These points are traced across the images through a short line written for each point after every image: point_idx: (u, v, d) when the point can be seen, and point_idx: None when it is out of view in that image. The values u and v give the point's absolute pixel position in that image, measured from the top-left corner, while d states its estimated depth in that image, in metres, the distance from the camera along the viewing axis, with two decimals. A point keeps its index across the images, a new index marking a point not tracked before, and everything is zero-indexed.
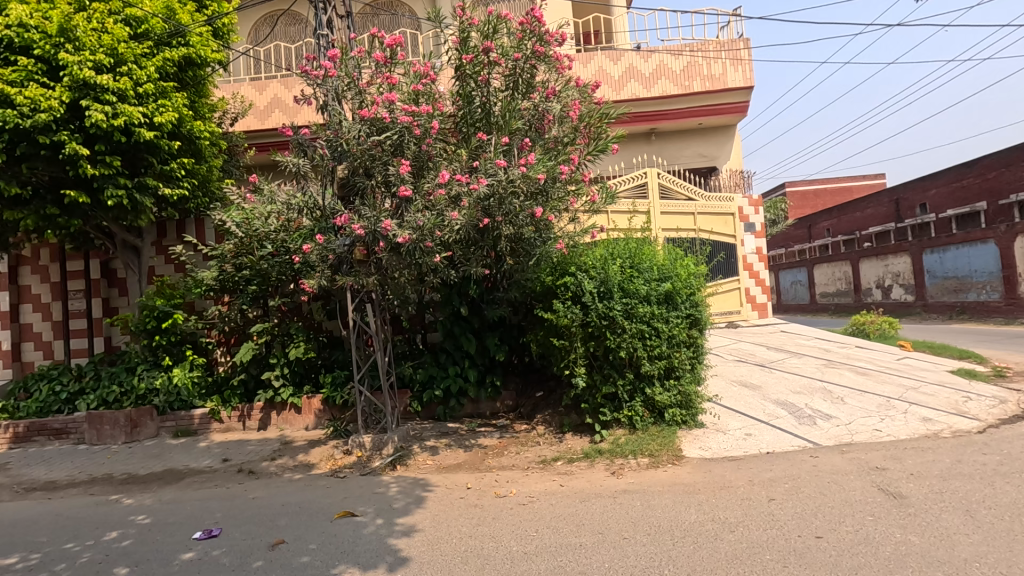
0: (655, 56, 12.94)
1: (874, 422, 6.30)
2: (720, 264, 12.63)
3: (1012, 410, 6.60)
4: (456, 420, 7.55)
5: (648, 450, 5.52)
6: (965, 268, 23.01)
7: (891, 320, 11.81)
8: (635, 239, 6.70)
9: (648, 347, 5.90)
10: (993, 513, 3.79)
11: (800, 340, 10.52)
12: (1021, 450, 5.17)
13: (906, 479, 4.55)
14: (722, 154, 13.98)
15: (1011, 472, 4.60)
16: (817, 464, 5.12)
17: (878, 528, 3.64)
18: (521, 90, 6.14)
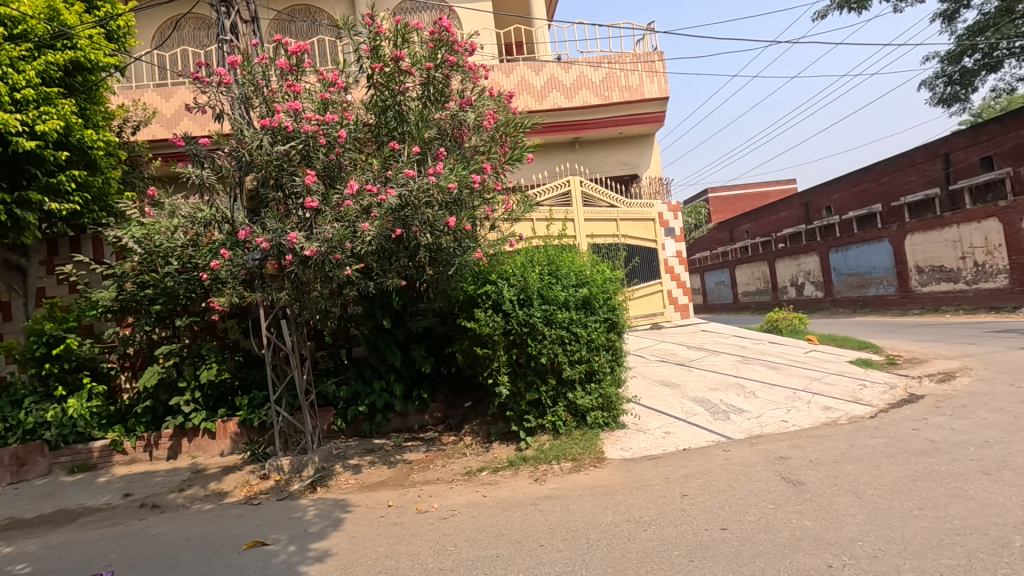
0: (575, 67, 13.39)
1: (782, 413, 6.69)
2: (643, 268, 13.09)
3: (900, 395, 7.21)
4: (383, 436, 7.36)
5: (571, 454, 5.60)
6: (865, 265, 24.97)
7: (801, 316, 12.61)
8: (555, 245, 6.80)
9: (568, 352, 5.99)
10: (877, 493, 4.10)
11: (718, 339, 11.06)
12: (906, 431, 5.65)
13: (806, 466, 4.86)
14: (643, 162, 14.51)
15: (896, 453, 5.01)
16: (728, 457, 5.37)
17: (777, 515, 3.84)
18: (433, 99, 6.14)
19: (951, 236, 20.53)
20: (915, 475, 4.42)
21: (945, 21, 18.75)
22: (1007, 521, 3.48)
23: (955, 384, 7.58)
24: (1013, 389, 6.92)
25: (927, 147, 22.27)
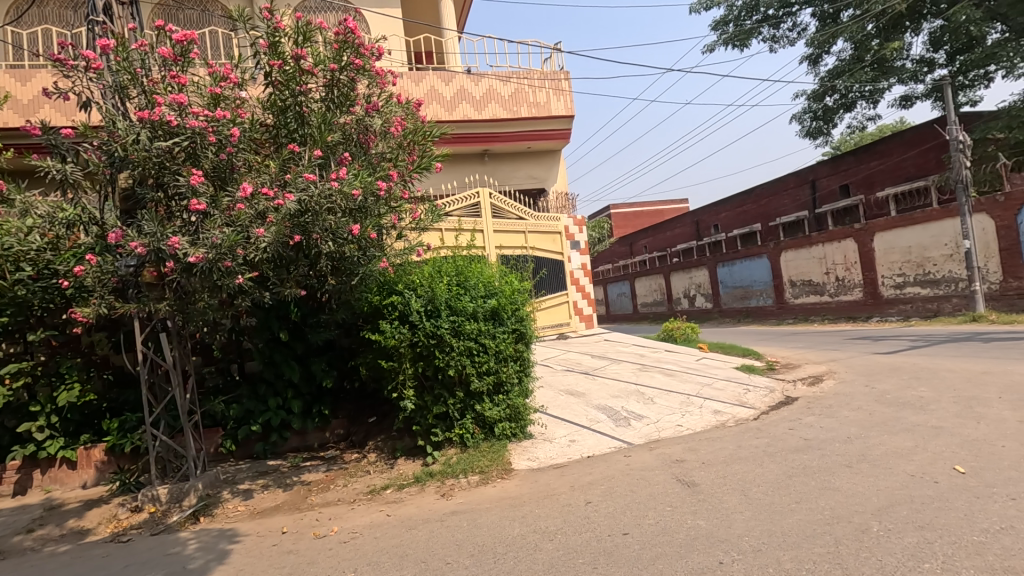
0: (484, 80, 13.52)
1: (677, 417, 7.09)
2: (549, 279, 13.39)
3: (778, 398, 7.92)
4: (278, 456, 6.88)
5: (479, 467, 5.55)
6: (748, 278, 27.34)
7: (693, 325, 13.51)
8: (464, 256, 6.75)
9: (476, 363, 5.95)
10: (761, 490, 4.44)
11: (620, 348, 11.58)
12: (784, 431, 6.20)
13: (699, 468, 5.16)
14: (550, 176, 14.91)
15: (776, 451, 5.48)
16: (629, 462, 5.58)
17: (674, 517, 4.03)
18: (337, 102, 5.89)
19: (818, 254, 23.04)
20: (792, 471, 4.85)
21: (810, 64, 21.21)
22: (867, 509, 3.90)
23: (822, 386, 8.47)
24: (869, 389, 7.84)
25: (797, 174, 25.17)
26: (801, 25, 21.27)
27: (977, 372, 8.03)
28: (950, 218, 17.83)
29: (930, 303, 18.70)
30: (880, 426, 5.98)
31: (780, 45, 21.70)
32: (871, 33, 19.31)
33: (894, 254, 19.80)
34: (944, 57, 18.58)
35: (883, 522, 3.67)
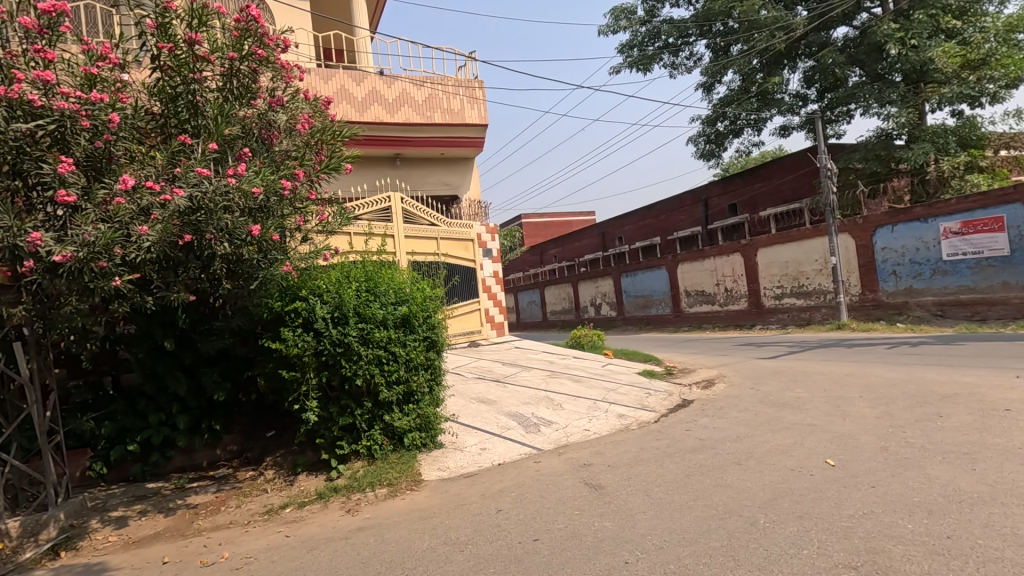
0: (397, 83, 13.27)
1: (585, 422, 7.31)
2: (460, 287, 13.33)
3: (676, 401, 8.42)
4: (159, 478, 6.23)
5: (387, 479, 5.36)
6: (648, 288, 28.91)
7: (599, 332, 14.02)
8: (374, 261, 6.53)
9: (385, 372, 5.76)
10: (662, 490, 4.66)
11: (529, 355, 11.77)
12: (681, 432, 6.59)
13: (605, 471, 5.33)
14: (463, 183, 14.91)
15: (675, 452, 5.80)
16: (539, 468, 5.65)
17: (583, 520, 4.12)
18: (237, 93, 5.51)
19: (710, 266, 24.88)
20: (689, 470, 5.16)
21: (704, 91, 22.96)
22: (755, 502, 4.22)
23: (714, 389, 9.10)
24: (754, 392, 8.54)
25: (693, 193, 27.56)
26: (697, 55, 23.01)
27: (842, 375, 9.03)
28: (820, 236, 19.95)
29: (803, 312, 20.76)
30: (764, 425, 6.54)
31: (679, 71, 23.31)
32: (756, 68, 21.19)
33: (774, 267, 21.83)
34: (815, 94, 20.85)
35: (769, 514, 4.00)
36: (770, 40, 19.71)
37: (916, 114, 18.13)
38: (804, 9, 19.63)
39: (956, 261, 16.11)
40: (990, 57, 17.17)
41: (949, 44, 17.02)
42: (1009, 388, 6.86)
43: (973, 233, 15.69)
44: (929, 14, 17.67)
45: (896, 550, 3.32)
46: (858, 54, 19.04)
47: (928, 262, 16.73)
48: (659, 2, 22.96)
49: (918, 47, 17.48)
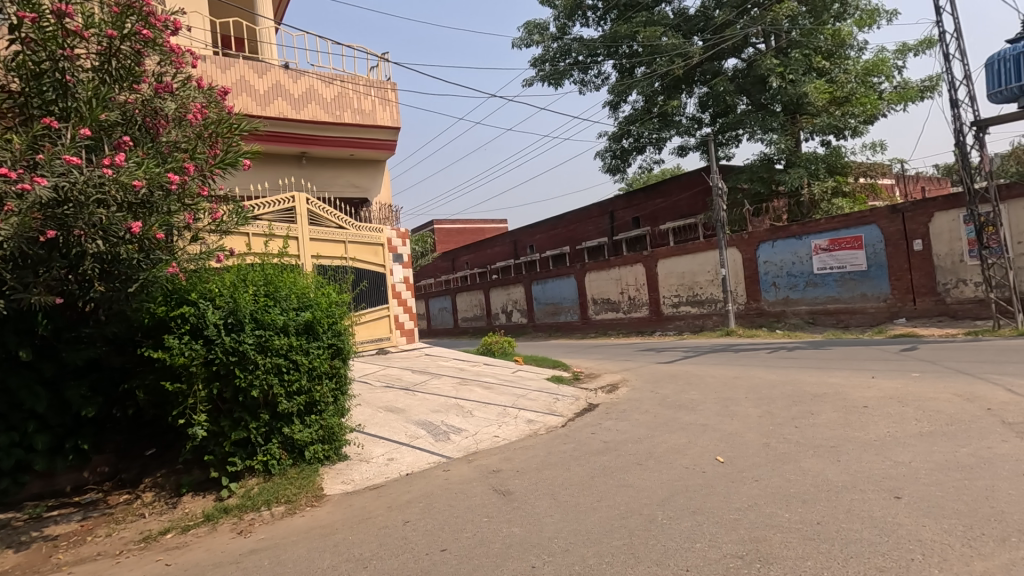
0: (304, 78, 12.66)
1: (495, 428, 7.34)
2: (368, 292, 12.92)
3: (582, 405, 8.70)
4: (9, 509, 5.43)
5: (285, 496, 5.04)
6: (557, 295, 29.70)
7: (510, 339, 14.17)
8: (274, 264, 6.14)
9: (285, 381, 5.43)
10: (568, 493, 4.78)
11: (439, 362, 11.64)
12: (587, 436, 6.80)
13: (513, 477, 5.37)
14: (374, 186, 14.51)
15: (581, 455, 5.97)
16: (447, 477, 5.58)
17: (490, 527, 4.12)
18: (116, 76, 5.01)
19: (614, 275, 26.03)
20: (594, 472, 5.33)
21: (611, 109, 24.10)
22: (654, 500, 4.44)
23: (618, 393, 9.49)
24: (653, 395, 9.01)
25: (600, 205, 28.98)
26: (605, 74, 24.11)
27: (731, 377, 9.78)
28: (712, 250, 21.57)
29: (697, 319, 22.28)
30: (662, 426, 6.91)
31: (588, 88, 24.29)
32: (657, 90, 22.58)
33: (672, 277, 23.27)
34: (709, 119, 22.54)
35: (666, 511, 4.21)
36: (670, 65, 21.05)
37: (792, 142, 20.15)
38: (700, 39, 21.13)
39: (826, 274, 18.03)
40: (851, 96, 19.66)
41: (820, 82, 19.10)
42: (866, 388, 7.78)
43: (839, 250, 17.65)
44: (804, 54, 19.71)
45: (776, 537, 3.63)
46: (745, 84, 20.81)
47: (803, 275, 18.60)
48: (570, 20, 23.82)
49: (795, 82, 19.49)
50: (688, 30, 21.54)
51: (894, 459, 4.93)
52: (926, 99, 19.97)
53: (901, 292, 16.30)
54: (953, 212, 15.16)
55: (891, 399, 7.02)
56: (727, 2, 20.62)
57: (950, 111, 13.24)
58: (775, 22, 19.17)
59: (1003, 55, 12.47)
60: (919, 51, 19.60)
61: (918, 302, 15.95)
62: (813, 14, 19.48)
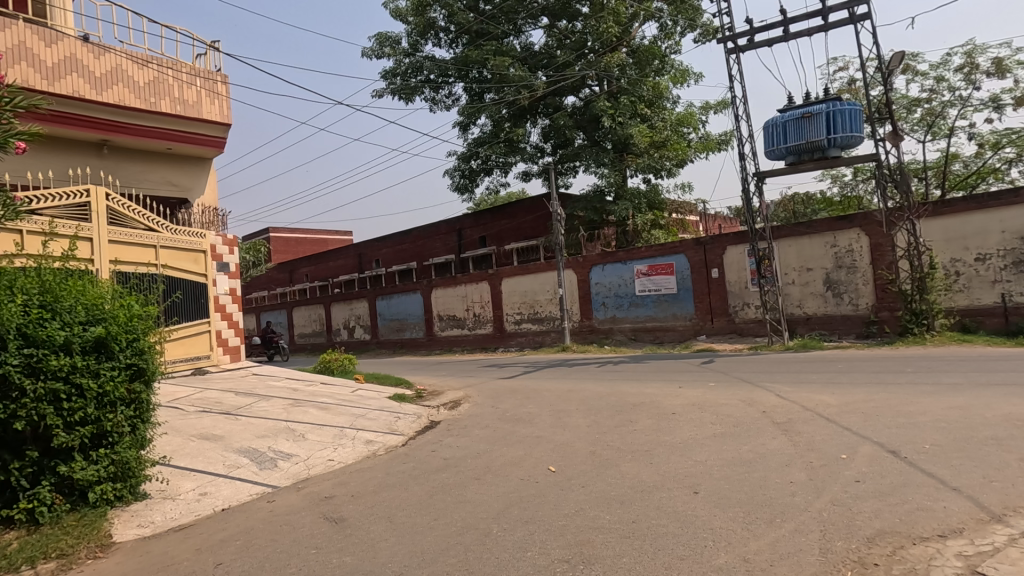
0: (109, 56, 10.95)
1: (329, 451, 6.91)
2: (184, 304, 11.41)
3: (424, 423, 8.59)
4: None
5: (57, 549, 4.11)
6: (403, 312, 29.17)
7: (350, 356, 13.52)
8: (56, 267, 5.11)
9: (64, 411, 4.53)
10: (405, 514, 4.66)
11: (268, 382, 10.66)
12: (427, 454, 6.72)
13: (347, 502, 5.09)
14: (196, 187, 12.97)
15: (420, 474, 5.88)
16: (272, 508, 5.10)
17: (319, 559, 3.85)
18: None
19: (460, 292, 26.36)
20: (432, 490, 5.27)
21: (460, 130, 24.67)
22: (490, 514, 4.53)
23: (460, 409, 9.56)
24: (494, 409, 9.25)
25: (448, 223, 29.56)
26: (455, 96, 24.63)
27: (565, 391, 10.45)
28: (550, 271, 22.97)
29: (537, 336, 23.49)
30: (501, 440, 7.12)
31: (438, 107, 24.58)
32: (504, 117, 23.68)
33: (515, 295, 24.26)
34: (550, 149, 24.14)
35: (501, 523, 4.33)
36: (516, 95, 22.20)
37: (620, 177, 22.57)
38: (543, 74, 22.62)
39: (645, 296, 20.25)
40: (666, 141, 22.41)
41: (643, 127, 21.67)
42: (675, 396, 8.87)
43: (656, 275, 19.96)
44: (631, 100, 22.12)
45: (598, 539, 3.93)
46: (582, 121, 22.74)
47: (627, 296, 20.73)
48: (422, 38, 23.99)
49: (622, 124, 21.83)
50: (533, 65, 22.99)
51: (694, 459, 5.67)
52: (723, 151, 23.69)
53: (703, 313, 18.90)
54: (741, 247, 18.08)
55: (693, 406, 8.07)
56: (567, 44, 22.42)
57: (739, 162, 15.83)
58: (607, 69, 21.30)
59: (776, 121, 15.29)
60: (718, 110, 23.22)
61: (716, 321, 18.62)
62: (639, 66, 22.02)
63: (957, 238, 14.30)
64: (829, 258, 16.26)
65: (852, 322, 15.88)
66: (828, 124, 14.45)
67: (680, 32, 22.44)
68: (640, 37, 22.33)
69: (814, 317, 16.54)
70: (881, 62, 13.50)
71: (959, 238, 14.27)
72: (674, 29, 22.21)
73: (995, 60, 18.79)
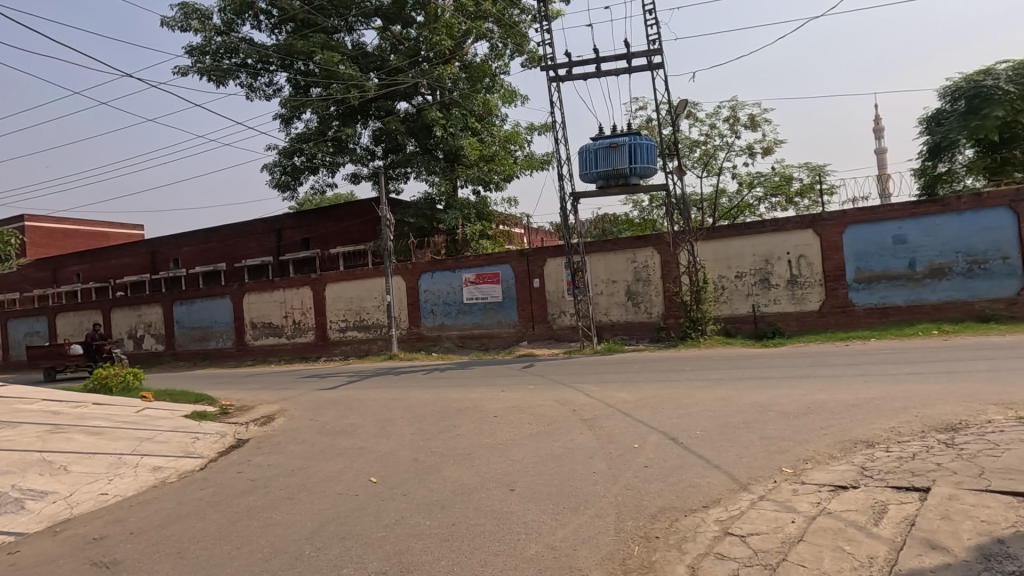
0: None
1: (101, 484, 5.82)
2: None
3: (229, 442, 7.72)
4: None
5: None
6: (207, 319, 25.90)
7: (135, 371, 11.57)
8: None
9: None
10: (201, 546, 4.15)
11: (15, 405, 8.60)
12: (230, 476, 6.05)
13: (124, 542, 4.35)
14: None
15: (221, 499, 5.27)
16: (16, 560, 4.14)
17: None
18: None
19: (278, 298, 24.30)
20: (235, 517, 4.76)
21: (281, 122, 22.92)
22: (302, 534, 4.25)
23: (272, 425, 8.78)
24: (312, 422, 8.69)
25: (264, 221, 27.15)
26: (277, 85, 22.80)
27: (390, 399, 10.25)
28: (378, 276, 22.31)
29: (362, 344, 22.62)
30: (318, 454, 6.71)
31: (256, 95, 22.52)
32: (332, 114, 22.63)
33: (340, 302, 23.11)
34: (381, 152, 23.63)
35: (315, 543, 4.09)
36: (345, 94, 21.29)
37: (451, 187, 23.04)
38: (375, 76, 22.13)
39: (473, 304, 20.83)
40: (494, 156, 23.40)
41: (473, 140, 22.37)
42: (497, 400, 9.25)
43: (483, 283, 20.67)
44: (462, 113, 22.66)
45: (418, 546, 3.93)
46: (414, 128, 22.73)
47: (455, 304, 21.12)
48: (238, 18, 21.79)
49: (453, 135, 22.31)
50: (364, 65, 22.37)
51: (511, 458, 5.99)
52: (545, 170, 25.54)
53: (525, 321, 20.06)
54: (559, 259, 19.60)
55: (513, 408, 8.51)
56: (400, 50, 22.19)
57: (558, 182, 17.12)
58: (439, 80, 21.55)
59: (589, 147, 16.97)
60: (541, 132, 24.98)
61: (536, 328, 19.89)
62: (470, 81, 22.58)
63: (723, 259, 17.35)
64: (629, 272, 18.49)
65: (646, 328, 18.25)
66: (630, 154, 16.48)
67: (509, 55, 23.69)
68: (473, 54, 23.09)
69: (617, 324, 18.64)
70: (671, 107, 15.79)
71: (724, 258, 17.34)
72: (504, 51, 23.39)
73: (750, 116, 23.28)
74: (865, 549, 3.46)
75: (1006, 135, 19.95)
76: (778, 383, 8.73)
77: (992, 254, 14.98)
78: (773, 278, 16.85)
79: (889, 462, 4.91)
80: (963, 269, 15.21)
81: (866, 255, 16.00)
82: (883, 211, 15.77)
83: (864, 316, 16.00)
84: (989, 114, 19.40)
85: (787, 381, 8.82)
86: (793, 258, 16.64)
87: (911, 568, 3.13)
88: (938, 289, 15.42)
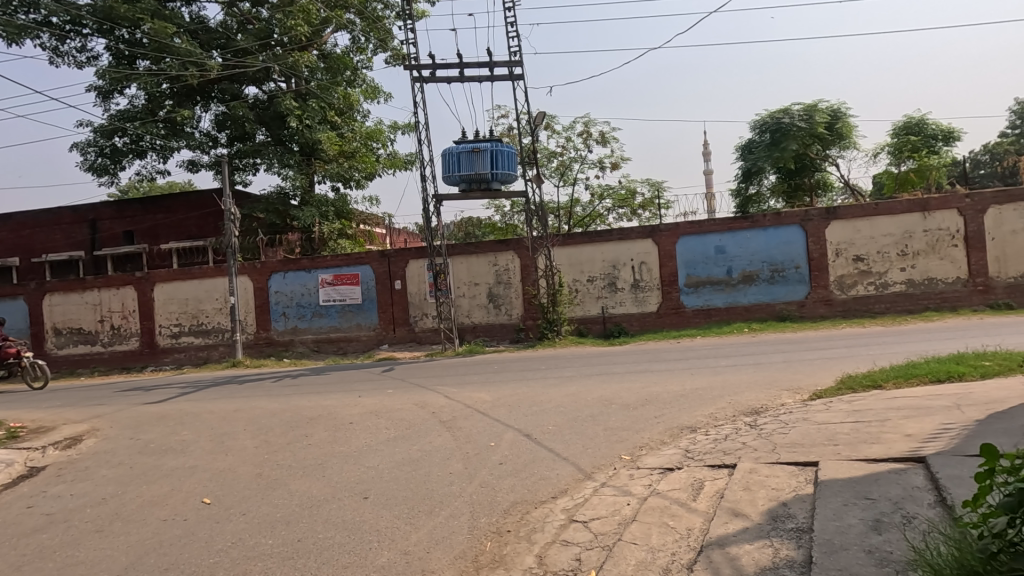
0: None
1: None
2: None
3: (18, 471, 6.45)
4: None
5: None
6: None
7: None
8: None
9: None
10: None
11: None
12: (17, 513, 5.06)
13: None
14: None
15: (2, 541, 4.38)
16: None
17: None
18: None
19: (91, 299, 20.86)
20: (21, 561, 3.99)
21: (98, 96, 19.79)
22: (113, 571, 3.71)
23: (79, 448, 7.52)
24: (131, 442, 7.60)
25: (73, 210, 23.24)
26: (93, 52, 19.68)
27: (230, 411, 9.31)
28: (220, 276, 20.15)
29: (200, 351, 20.31)
30: (138, 478, 5.88)
31: (64, 61, 19.19)
32: (164, 92, 20.07)
33: (172, 304, 20.49)
34: (225, 140, 21.51)
35: None
36: (181, 71, 18.96)
37: (306, 181, 21.74)
38: (218, 55, 20.09)
39: (329, 306, 19.80)
40: (355, 152, 22.52)
41: (332, 134, 21.28)
42: (353, 406, 8.87)
43: (341, 284, 19.71)
44: (320, 105, 21.32)
45: (256, 568, 3.64)
46: (265, 117, 20.99)
47: (309, 306, 19.89)
48: None
49: (310, 127, 21.01)
50: (205, 42, 20.25)
51: (367, 465, 5.79)
52: (408, 170, 25.14)
53: (385, 324, 19.53)
54: (421, 261, 19.39)
55: (369, 413, 8.24)
56: (249, 31, 20.38)
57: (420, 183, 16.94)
58: (294, 67, 20.09)
59: (452, 151, 17.06)
60: (405, 131, 24.56)
61: (397, 331, 19.46)
62: (330, 73, 21.38)
63: (576, 264, 18.52)
64: (491, 275, 18.93)
65: (506, 329, 18.82)
66: (492, 160, 16.88)
67: (372, 49, 22.93)
68: (332, 44, 21.92)
69: (479, 326, 18.99)
70: (530, 117, 16.46)
71: (577, 264, 18.52)
72: (366, 45, 22.61)
73: (601, 132, 25.18)
74: (684, 523, 3.92)
75: (799, 165, 23.91)
76: (620, 378, 9.52)
77: (788, 264, 17.83)
78: (619, 282, 18.36)
79: (707, 444, 5.62)
80: (767, 277, 17.89)
81: (695, 263, 18.13)
82: (707, 225, 18.02)
83: (692, 316, 18.12)
84: (786, 147, 23.30)
85: (627, 376, 9.66)
86: (636, 264, 18.31)
87: (718, 534, 3.61)
88: (748, 293, 17.98)
